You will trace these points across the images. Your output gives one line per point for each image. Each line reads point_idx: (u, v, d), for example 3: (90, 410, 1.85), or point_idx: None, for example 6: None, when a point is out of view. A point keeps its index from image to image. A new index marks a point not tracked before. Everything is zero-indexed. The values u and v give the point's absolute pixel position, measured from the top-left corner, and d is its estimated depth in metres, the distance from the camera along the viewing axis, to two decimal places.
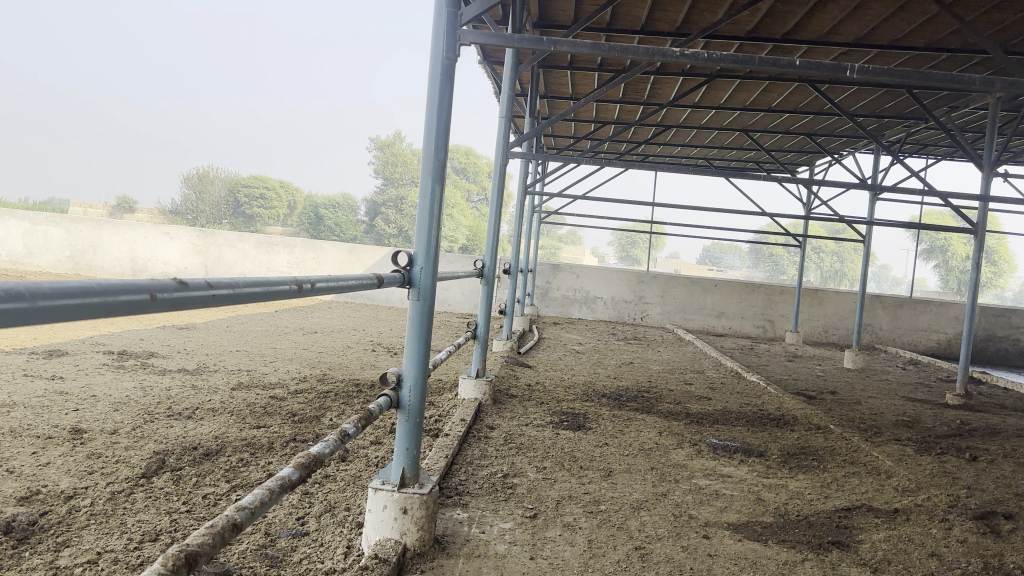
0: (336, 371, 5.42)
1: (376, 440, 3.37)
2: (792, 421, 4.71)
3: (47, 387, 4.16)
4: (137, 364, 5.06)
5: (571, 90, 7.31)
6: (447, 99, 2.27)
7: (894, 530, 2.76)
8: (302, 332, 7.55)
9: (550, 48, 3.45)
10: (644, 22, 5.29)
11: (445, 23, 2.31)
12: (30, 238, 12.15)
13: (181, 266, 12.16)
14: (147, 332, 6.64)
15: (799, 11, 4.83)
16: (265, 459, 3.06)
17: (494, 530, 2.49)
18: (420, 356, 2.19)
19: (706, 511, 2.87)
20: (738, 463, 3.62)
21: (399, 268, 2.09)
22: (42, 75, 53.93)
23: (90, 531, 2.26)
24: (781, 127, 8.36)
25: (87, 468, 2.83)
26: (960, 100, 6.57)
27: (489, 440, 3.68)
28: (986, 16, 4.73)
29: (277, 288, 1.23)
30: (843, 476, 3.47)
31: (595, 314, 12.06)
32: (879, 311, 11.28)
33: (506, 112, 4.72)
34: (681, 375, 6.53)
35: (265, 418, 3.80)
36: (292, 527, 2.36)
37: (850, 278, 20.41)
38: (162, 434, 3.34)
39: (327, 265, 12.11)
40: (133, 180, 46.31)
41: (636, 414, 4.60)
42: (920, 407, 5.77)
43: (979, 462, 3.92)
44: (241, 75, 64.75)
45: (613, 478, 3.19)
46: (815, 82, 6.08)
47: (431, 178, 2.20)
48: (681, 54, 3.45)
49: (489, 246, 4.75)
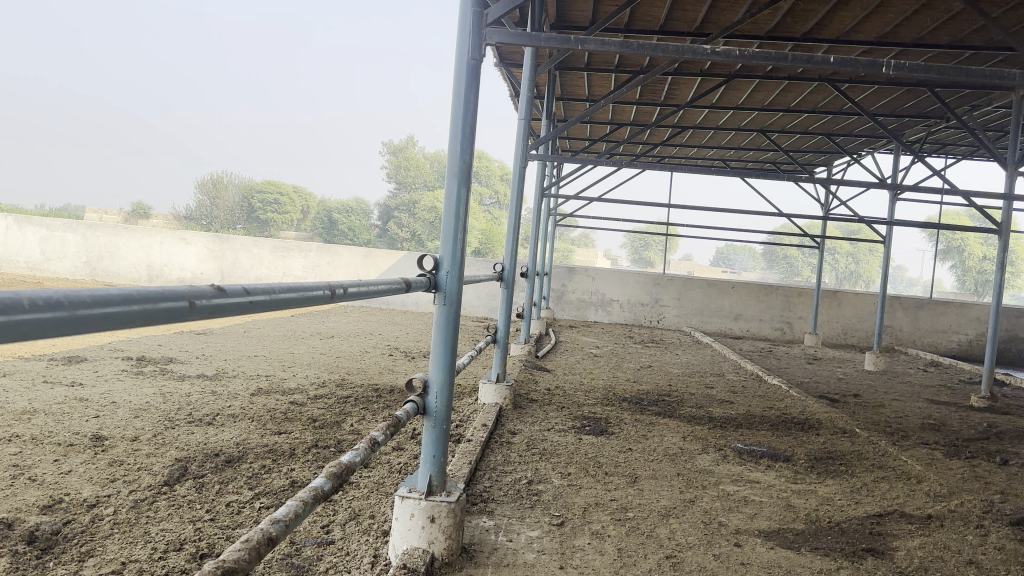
0: (354, 375, 5.39)
1: (398, 446, 3.34)
2: (817, 424, 4.62)
3: (67, 393, 4.17)
4: (156, 369, 5.07)
5: (587, 92, 7.28)
6: (474, 100, 2.24)
7: (929, 537, 2.68)
8: (319, 337, 7.55)
9: (578, 48, 3.40)
10: (663, 22, 5.25)
11: (469, 23, 2.28)
12: (48, 244, 12.28)
13: (197, 271, 12.24)
14: (164, 337, 6.66)
15: (820, 10, 4.76)
16: (287, 466, 3.04)
17: (523, 538, 2.45)
18: (446, 362, 2.15)
19: (736, 518, 2.81)
20: (765, 468, 3.54)
21: (424, 271, 2.05)
22: (59, 82, 54.64)
23: (114, 541, 2.24)
24: (799, 128, 8.27)
25: (109, 476, 2.82)
26: (983, 99, 6.45)
27: (511, 446, 3.64)
28: (1013, 13, 4.64)
29: (310, 294, 1.19)
30: (873, 481, 3.38)
31: (611, 317, 11.99)
32: (900, 312, 11.10)
33: (526, 114, 4.68)
34: (701, 379, 6.45)
35: (286, 423, 3.78)
36: (317, 535, 2.33)
37: (866, 279, 20.20)
38: (183, 440, 3.33)
39: (342, 269, 12.14)
40: (148, 186, 46.81)
41: (657, 419, 4.54)
42: (946, 410, 5.65)
43: (1011, 466, 3.81)
44: (254, 80, 65.22)
45: (639, 485, 3.13)
46: (836, 82, 5.99)
47: (457, 180, 2.17)
48: (711, 52, 3.38)
49: (508, 248, 4.70)
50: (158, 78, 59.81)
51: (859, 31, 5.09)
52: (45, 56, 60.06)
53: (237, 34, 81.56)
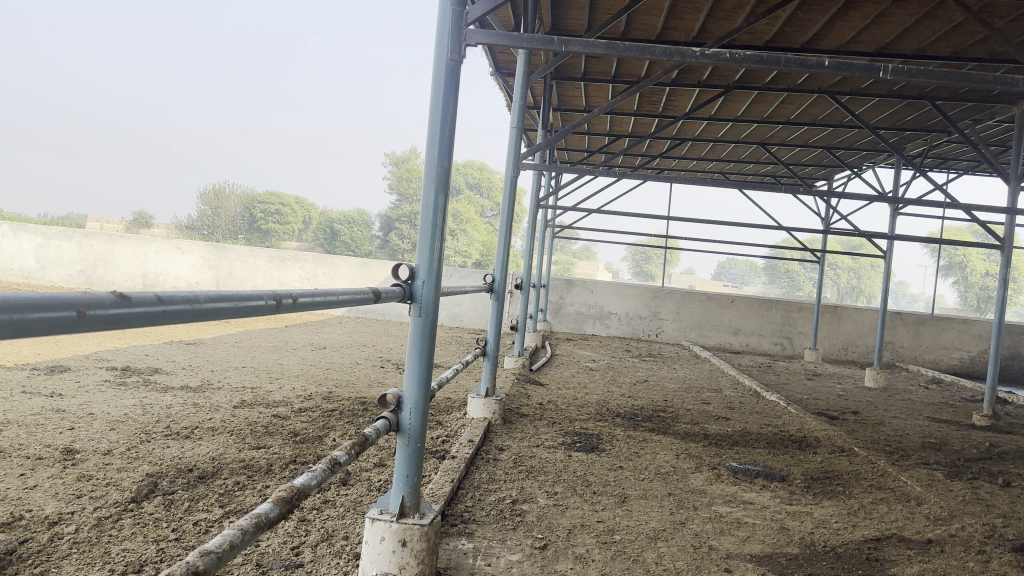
0: (342, 388, 5.27)
1: (380, 463, 3.24)
2: (815, 442, 4.49)
3: (44, 404, 4.05)
4: (139, 380, 4.94)
5: (584, 102, 7.23)
6: (453, 100, 2.14)
7: (929, 563, 2.55)
8: (311, 348, 7.43)
9: (563, 49, 3.31)
10: (659, 32, 5.20)
11: (449, 22, 2.19)
12: (43, 252, 12.23)
13: (192, 280, 12.12)
14: (152, 347, 6.52)
15: (819, 20, 4.70)
16: (262, 483, 2.92)
17: (501, 563, 2.33)
18: (420, 376, 2.04)
19: (727, 541, 2.68)
20: (760, 488, 3.42)
21: (398, 281, 1.95)
22: (64, 91, 54.88)
23: (72, 561, 2.13)
24: (799, 141, 8.19)
25: (75, 492, 2.70)
26: (985, 112, 6.35)
27: (498, 463, 3.52)
28: (1017, 24, 4.55)
29: (248, 304, 1.09)
30: (870, 503, 3.25)
31: (609, 330, 11.88)
32: (901, 328, 10.98)
33: (517, 122, 4.58)
34: (698, 394, 6.31)
35: (265, 437, 3.67)
36: (285, 557, 2.22)
37: (866, 294, 20.13)
38: (157, 454, 3.21)
39: (339, 280, 12.03)
40: (150, 195, 46.87)
41: (651, 436, 4.42)
42: (948, 428, 5.51)
43: (1013, 489, 3.68)
44: (256, 92, 65.53)
45: (627, 505, 3.01)
46: (835, 93, 5.91)
47: (434, 187, 2.07)
48: (701, 54, 3.30)
49: (499, 260, 4.58)
50: (161, 87, 59.85)
51: (859, 41, 5.01)
52: (48, 65, 60.32)
53: (242, 45, 81.88)
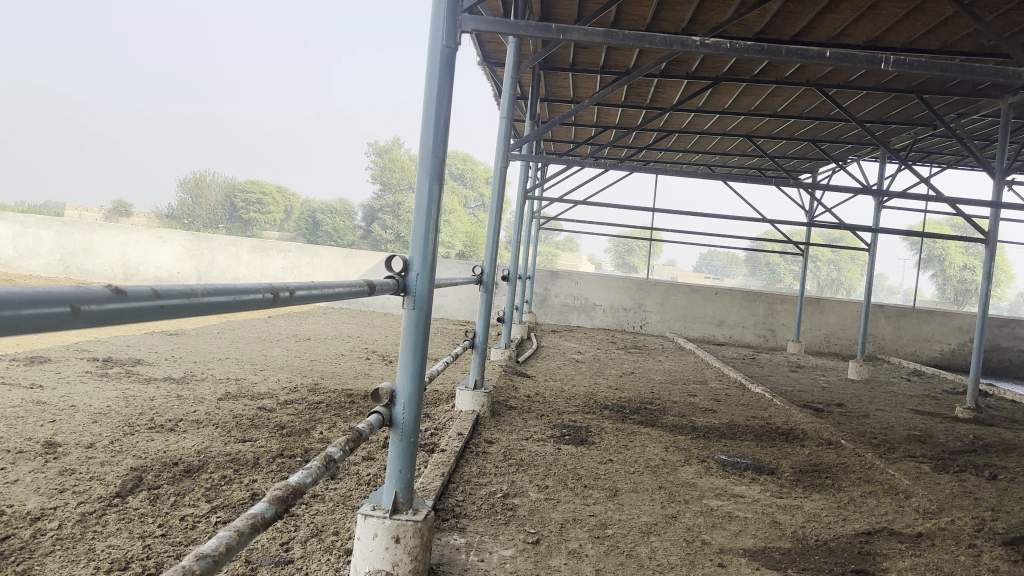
0: (328, 380, 5.21)
1: (368, 456, 3.20)
2: (802, 435, 4.52)
3: (24, 396, 3.95)
4: (121, 371, 4.84)
5: (571, 92, 7.18)
6: (448, 88, 2.09)
7: (920, 557, 2.57)
8: (295, 339, 7.33)
9: (561, 36, 3.26)
10: (650, 22, 5.18)
11: (444, 8, 2.14)
12: (20, 241, 11.94)
13: (173, 270, 11.92)
14: (134, 338, 6.40)
15: (810, 12, 4.69)
16: (249, 477, 2.86)
17: (495, 558, 2.30)
18: (414, 370, 2.00)
19: (720, 535, 2.68)
20: (749, 481, 3.43)
21: (392, 273, 1.89)
22: (40, 75, 53.63)
23: (54, 558, 2.06)
24: (786, 133, 8.23)
25: (57, 486, 2.63)
26: (970, 107, 6.40)
27: (487, 456, 3.49)
28: (1006, 18, 4.57)
29: (246, 296, 1.04)
30: (859, 496, 3.27)
31: (594, 321, 11.89)
32: (882, 321, 11.13)
33: (508, 112, 4.53)
34: (684, 386, 6.33)
35: (251, 430, 3.60)
36: (275, 554, 2.17)
37: (846, 287, 20.41)
38: (141, 448, 3.14)
39: (322, 271, 11.92)
40: (129, 184, 46.05)
41: (639, 428, 4.41)
42: (930, 421, 5.58)
43: (997, 481, 3.74)
44: (237, 79, 64.54)
45: (619, 499, 3.00)
46: (824, 86, 5.94)
47: (429, 176, 2.02)
48: (701, 44, 3.27)
49: (488, 252, 4.52)
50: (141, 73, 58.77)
51: (849, 34, 5.02)
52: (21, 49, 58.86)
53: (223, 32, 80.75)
